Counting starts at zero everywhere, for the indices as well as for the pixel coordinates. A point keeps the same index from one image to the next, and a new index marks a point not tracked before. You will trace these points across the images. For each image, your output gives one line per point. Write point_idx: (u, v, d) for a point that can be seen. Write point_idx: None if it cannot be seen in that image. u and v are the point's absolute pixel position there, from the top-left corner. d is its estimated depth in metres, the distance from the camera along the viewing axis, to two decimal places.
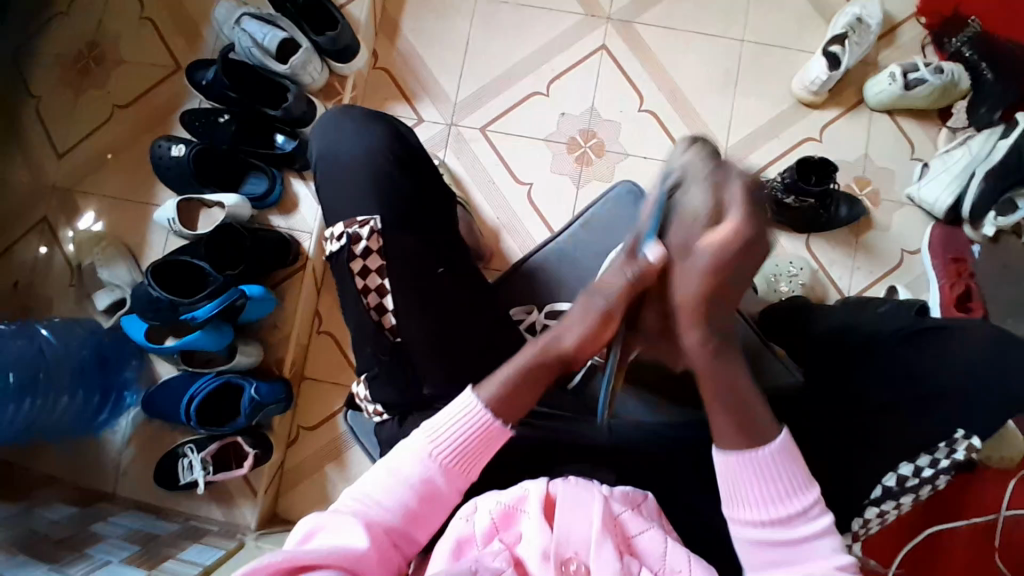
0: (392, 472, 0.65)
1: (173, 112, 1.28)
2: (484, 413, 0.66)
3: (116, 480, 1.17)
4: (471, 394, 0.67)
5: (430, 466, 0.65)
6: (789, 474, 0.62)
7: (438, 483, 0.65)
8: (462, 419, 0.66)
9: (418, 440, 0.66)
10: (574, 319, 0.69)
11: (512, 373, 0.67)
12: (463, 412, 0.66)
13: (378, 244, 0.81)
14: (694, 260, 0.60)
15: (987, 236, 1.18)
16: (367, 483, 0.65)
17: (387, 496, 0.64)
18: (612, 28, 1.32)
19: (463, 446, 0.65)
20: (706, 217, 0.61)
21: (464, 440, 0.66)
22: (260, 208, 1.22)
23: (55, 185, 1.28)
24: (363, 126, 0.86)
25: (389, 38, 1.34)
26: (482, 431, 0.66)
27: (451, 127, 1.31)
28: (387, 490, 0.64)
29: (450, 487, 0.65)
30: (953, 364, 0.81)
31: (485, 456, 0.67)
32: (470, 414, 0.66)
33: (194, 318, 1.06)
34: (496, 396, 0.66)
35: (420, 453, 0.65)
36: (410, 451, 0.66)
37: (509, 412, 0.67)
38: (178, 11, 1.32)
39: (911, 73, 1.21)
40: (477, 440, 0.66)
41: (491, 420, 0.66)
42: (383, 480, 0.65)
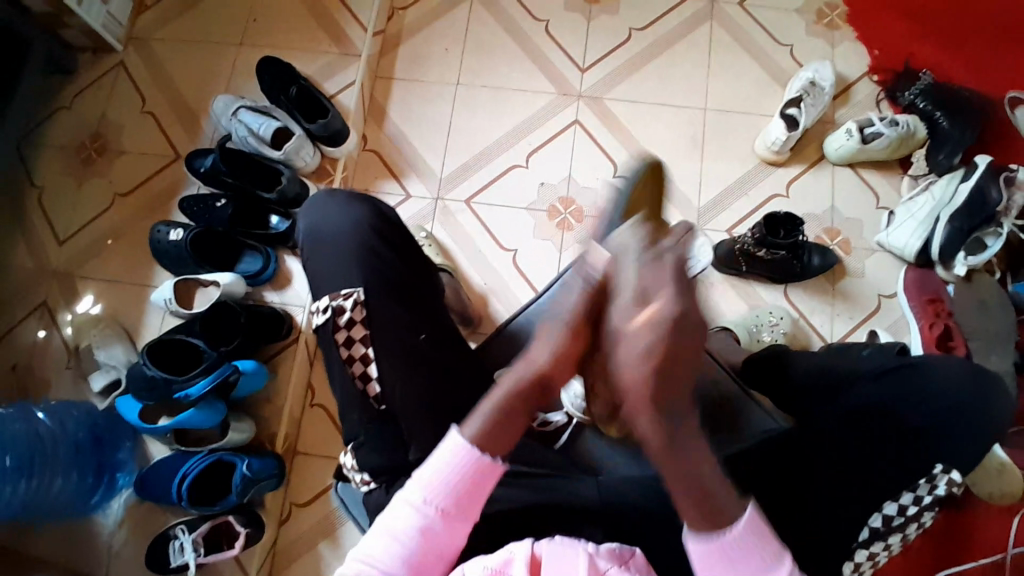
0: (392, 526, 0.66)
1: (171, 198, 1.36)
2: (471, 450, 0.65)
3: (108, 564, 1.14)
4: (457, 435, 0.66)
5: (427, 514, 0.66)
6: (758, 554, 0.62)
7: (437, 531, 0.66)
8: (453, 459, 0.66)
9: (412, 490, 0.67)
10: (545, 344, 0.65)
11: (491, 408, 0.65)
12: (449, 459, 0.66)
13: (361, 314, 0.84)
14: (641, 334, 0.55)
15: (959, 275, 1.23)
16: (366, 541, 0.67)
17: (390, 555, 0.65)
18: (584, 103, 1.42)
19: (456, 488, 0.66)
20: (633, 304, 0.56)
21: (454, 482, 0.66)
22: (254, 284, 1.26)
23: (56, 270, 1.32)
24: (348, 205, 0.91)
25: (377, 123, 1.44)
26: (470, 472, 0.65)
27: (437, 201, 1.38)
28: (386, 547, 0.65)
29: (450, 535, 0.66)
30: (930, 402, 0.83)
31: (482, 494, 0.67)
32: (459, 453, 0.65)
33: (188, 396, 1.07)
34: (479, 432, 0.65)
35: (415, 505, 0.66)
36: (406, 504, 0.66)
37: (500, 445, 0.66)
38: (179, 106, 1.42)
39: (867, 128, 1.30)
40: (470, 482, 0.66)
41: (479, 456, 0.65)
42: (383, 539, 0.66)
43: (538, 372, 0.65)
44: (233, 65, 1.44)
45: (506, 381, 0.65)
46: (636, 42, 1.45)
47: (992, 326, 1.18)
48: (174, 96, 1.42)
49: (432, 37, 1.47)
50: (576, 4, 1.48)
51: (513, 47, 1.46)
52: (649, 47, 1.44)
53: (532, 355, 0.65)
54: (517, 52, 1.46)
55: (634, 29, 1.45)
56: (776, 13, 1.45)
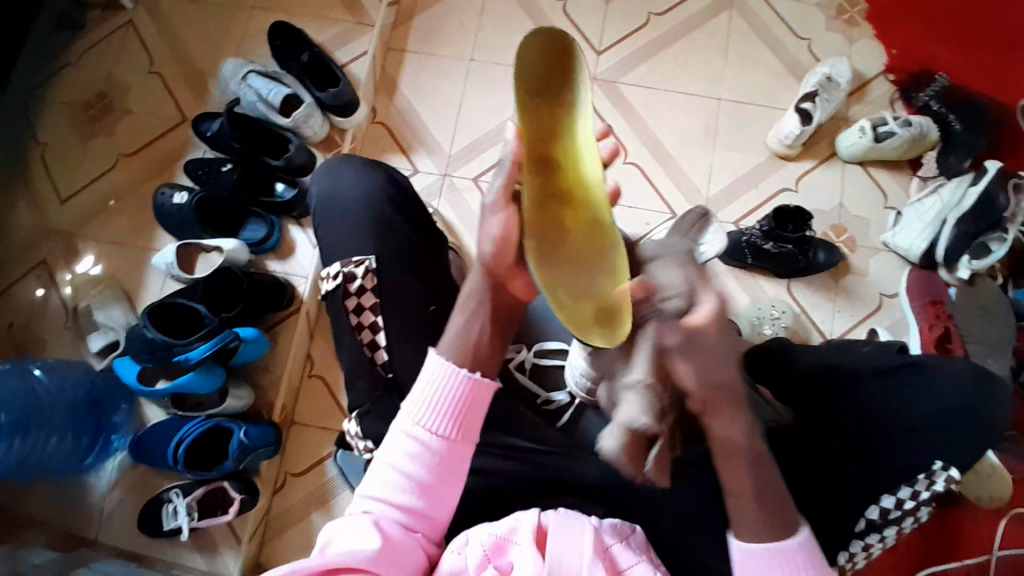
0: (393, 458, 0.68)
1: (177, 161, 1.34)
2: (456, 374, 0.70)
3: (100, 525, 1.14)
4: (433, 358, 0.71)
5: (426, 438, 0.68)
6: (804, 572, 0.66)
7: (438, 452, 0.68)
8: (441, 386, 0.70)
9: (406, 417, 0.70)
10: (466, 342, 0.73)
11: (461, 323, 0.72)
12: (437, 382, 0.70)
13: (372, 282, 0.84)
14: (691, 356, 0.61)
15: (962, 279, 1.23)
16: (372, 482, 0.69)
17: (396, 483, 0.68)
18: (598, 87, 1.41)
19: (450, 411, 0.69)
20: (671, 326, 0.60)
21: (448, 406, 0.69)
22: (258, 252, 1.25)
23: (56, 229, 1.31)
24: (360, 172, 0.90)
25: (388, 95, 1.42)
26: (460, 397, 0.69)
27: (445, 178, 1.37)
28: (393, 481, 0.68)
29: (451, 461, 0.69)
30: (929, 400, 0.84)
31: (475, 414, 0.70)
32: (445, 379, 0.70)
33: (188, 359, 1.07)
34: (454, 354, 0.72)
35: (410, 430, 0.69)
36: (404, 433, 0.69)
37: (479, 363, 0.72)
38: (187, 68, 1.39)
39: (880, 126, 1.29)
40: (462, 403, 0.70)
41: (466, 377, 0.70)
42: (389, 472, 0.68)
43: (488, 270, 0.72)
44: (244, 28, 1.41)
45: (468, 290, 0.74)
46: (654, 27, 1.43)
47: (994, 331, 1.18)
48: (182, 58, 1.40)
49: (448, 11, 1.45)
50: None
51: (527, 26, 1.44)
52: (667, 32, 1.42)
53: (471, 281, 0.74)
54: (531, 30, 1.43)
55: (652, 14, 1.43)
56: (797, 6, 1.43)
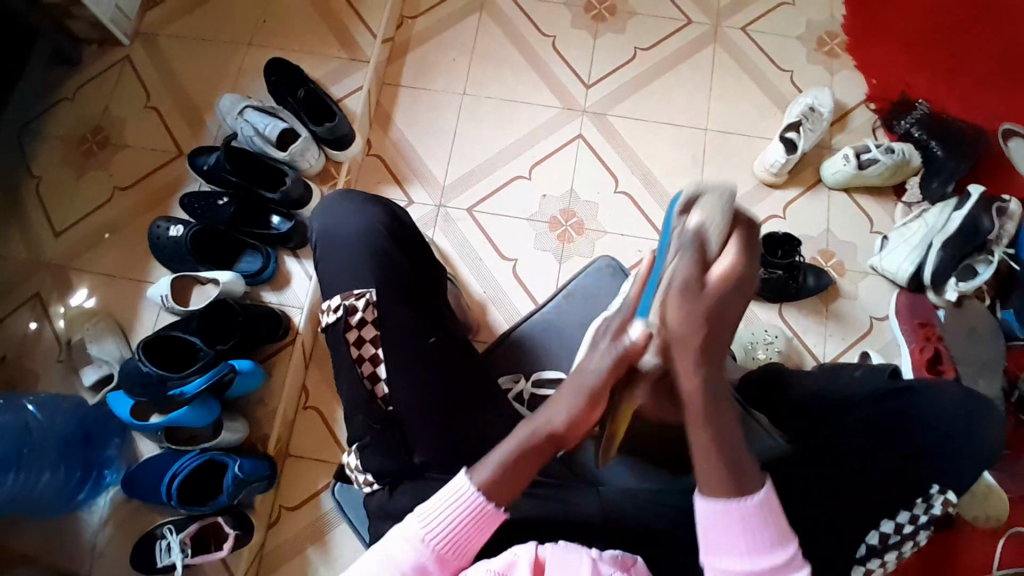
0: (388, 558, 0.66)
1: (173, 194, 1.35)
2: (478, 497, 0.68)
3: (91, 563, 1.11)
4: (464, 478, 0.69)
5: (425, 553, 0.67)
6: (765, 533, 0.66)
7: (432, 573, 0.67)
8: (458, 502, 0.68)
9: (412, 525, 0.68)
10: (487, 468, 0.69)
11: (503, 458, 0.69)
12: (460, 499, 0.68)
13: (372, 315, 0.84)
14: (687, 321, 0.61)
15: (949, 301, 1.26)
16: (356, 567, 0.67)
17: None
18: (588, 119, 1.44)
19: (458, 531, 0.67)
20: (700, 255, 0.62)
21: (459, 527, 0.67)
22: (253, 283, 1.26)
23: (51, 262, 1.31)
24: (360, 206, 0.92)
25: (383, 129, 1.45)
26: (476, 517, 0.68)
27: (440, 208, 1.39)
28: None
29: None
30: (928, 423, 0.85)
31: (480, 537, 0.68)
32: (465, 497, 0.68)
33: (183, 394, 1.07)
34: (487, 481, 0.68)
35: (414, 542, 0.67)
36: (405, 540, 0.67)
37: (502, 494, 0.68)
38: (185, 103, 1.42)
39: (864, 154, 1.33)
40: (471, 521, 0.68)
41: (485, 503, 0.68)
42: (377, 567, 0.66)
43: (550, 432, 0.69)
44: (241, 65, 1.44)
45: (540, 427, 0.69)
46: (641, 61, 1.47)
47: (983, 354, 1.19)
48: (180, 94, 1.42)
49: (441, 47, 1.49)
50: (582, 21, 1.50)
51: (519, 61, 1.48)
52: (654, 66, 1.47)
53: (557, 412, 0.70)
54: (523, 65, 1.48)
55: (640, 48, 1.48)
56: (777, 39, 1.48)
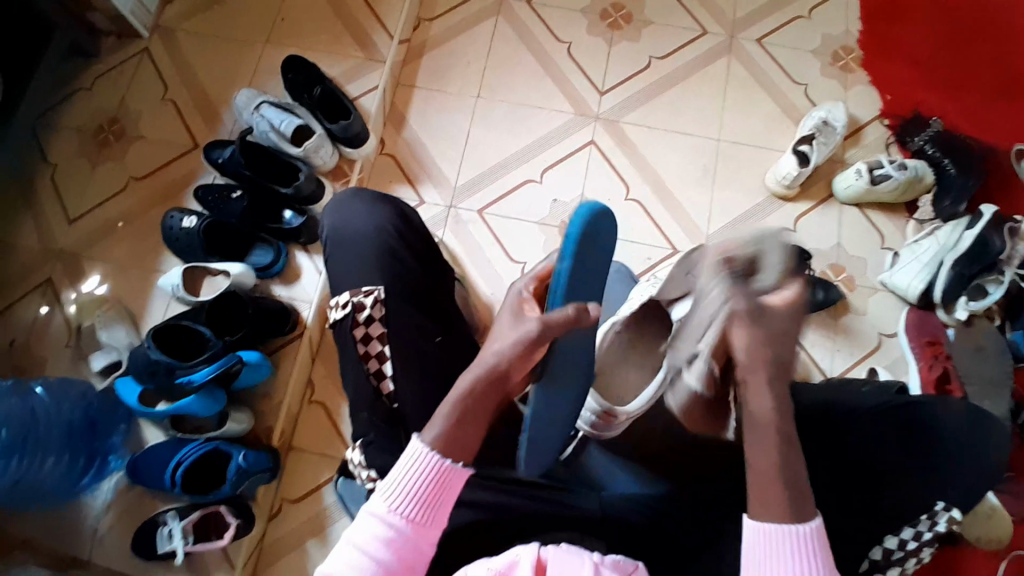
0: (359, 539, 0.65)
1: (187, 186, 1.37)
2: (433, 456, 0.67)
3: (91, 548, 1.12)
4: (416, 442, 0.68)
5: (395, 522, 0.66)
6: None
7: (406, 541, 0.66)
8: (415, 467, 0.67)
9: (377, 499, 0.67)
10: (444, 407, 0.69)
11: (451, 408, 0.69)
12: (413, 464, 0.67)
13: (381, 312, 0.84)
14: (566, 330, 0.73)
15: (960, 319, 1.25)
16: (332, 557, 0.66)
17: (361, 568, 0.64)
18: (600, 125, 1.45)
19: (421, 493, 0.67)
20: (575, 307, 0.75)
21: (419, 489, 0.67)
22: (263, 277, 1.27)
23: (64, 250, 1.32)
24: (372, 204, 0.93)
25: (396, 128, 1.46)
26: (434, 479, 0.67)
27: (451, 209, 1.40)
28: (353, 565, 0.64)
29: (418, 545, 0.67)
30: (934, 441, 0.84)
31: (446, 500, 0.68)
32: (420, 461, 0.67)
33: (190, 382, 1.07)
34: (439, 434, 0.68)
35: (382, 515, 0.66)
36: (372, 515, 0.66)
37: (456, 448, 0.68)
38: (202, 96, 1.44)
39: (876, 169, 1.33)
40: (434, 488, 0.67)
41: (442, 462, 0.67)
42: (351, 553, 0.65)
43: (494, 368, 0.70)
44: (259, 61, 1.46)
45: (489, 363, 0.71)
46: (655, 70, 1.48)
47: (991, 375, 1.19)
48: (197, 87, 1.44)
49: (456, 50, 1.50)
50: (598, 29, 1.51)
51: (534, 66, 1.49)
52: (668, 76, 1.47)
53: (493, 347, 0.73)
54: (537, 70, 1.48)
55: (654, 57, 1.49)
56: (793, 53, 1.48)
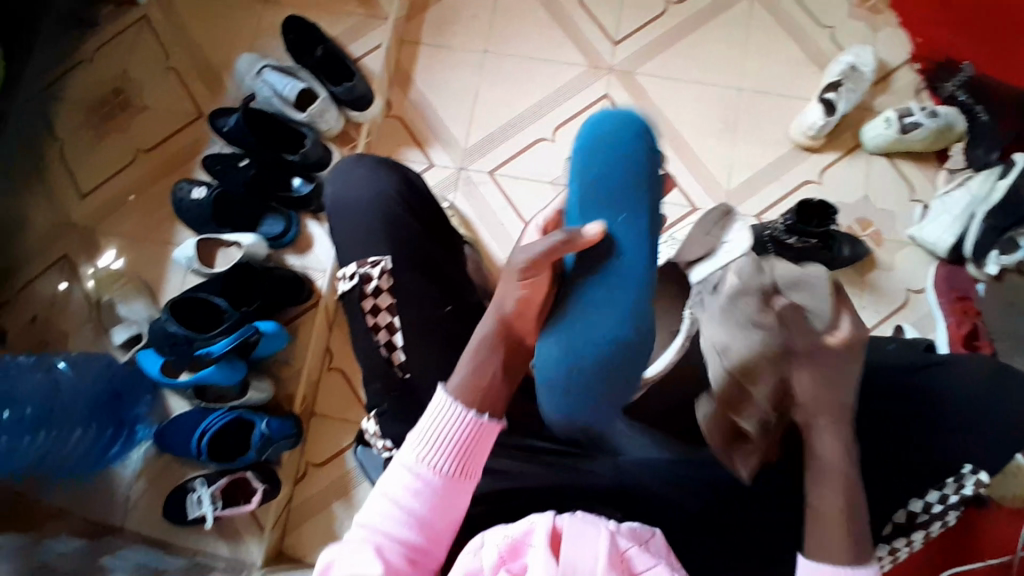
0: (391, 491, 0.67)
1: (194, 156, 1.35)
2: (461, 410, 0.68)
3: (125, 514, 1.16)
4: (443, 395, 0.69)
5: (425, 474, 0.67)
6: None
7: (438, 491, 0.67)
8: (443, 420, 0.68)
9: (407, 453, 0.68)
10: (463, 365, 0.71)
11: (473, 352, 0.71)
12: (440, 418, 0.68)
13: (388, 284, 0.83)
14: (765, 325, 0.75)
15: (989, 275, 1.19)
16: (367, 509, 0.68)
17: (394, 516, 0.66)
18: (613, 77, 1.38)
19: (451, 445, 0.67)
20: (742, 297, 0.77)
21: (448, 441, 0.67)
22: (276, 246, 1.26)
23: (78, 225, 1.32)
24: (374, 171, 0.90)
25: (402, 88, 1.41)
26: (462, 430, 0.68)
27: (461, 171, 1.36)
28: (388, 514, 0.67)
29: (451, 494, 0.68)
30: (964, 402, 0.81)
31: (477, 452, 0.69)
32: (448, 414, 0.68)
33: (211, 353, 1.08)
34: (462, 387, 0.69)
35: (412, 467, 0.67)
36: (403, 468, 0.68)
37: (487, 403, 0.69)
38: (203, 62, 1.40)
39: (907, 117, 1.26)
40: (463, 439, 0.68)
41: (471, 416, 0.68)
42: (385, 504, 0.67)
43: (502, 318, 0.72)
44: (258, 23, 1.41)
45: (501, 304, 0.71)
46: (671, 17, 1.40)
47: None
48: (198, 53, 1.40)
49: (461, 3, 1.43)
50: None
51: (543, 17, 1.42)
52: (685, 22, 1.39)
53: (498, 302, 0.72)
54: (546, 22, 1.41)
55: (670, 3, 1.40)
56: None
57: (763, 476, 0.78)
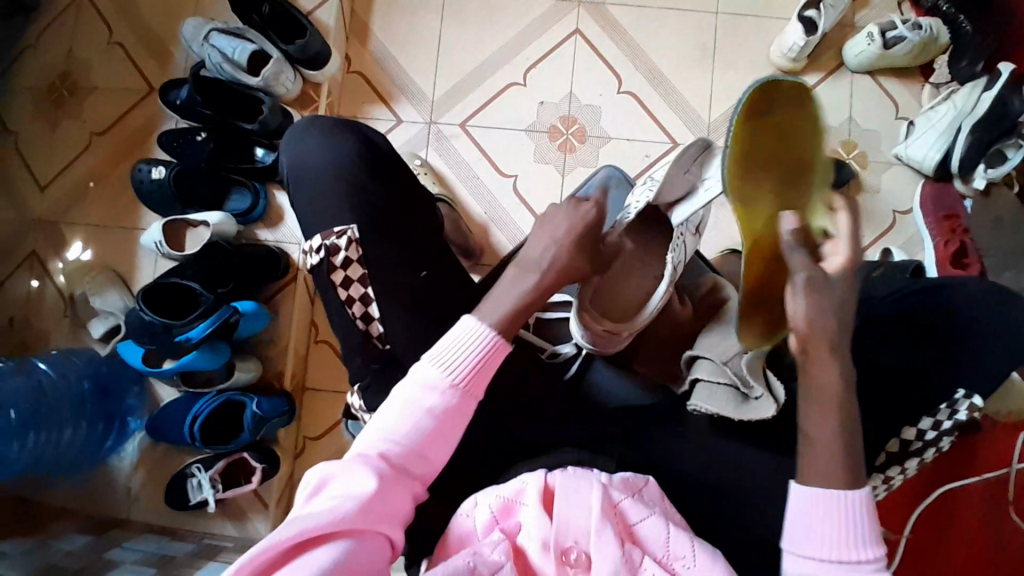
0: (404, 406, 0.64)
1: (149, 135, 1.28)
2: (489, 334, 0.66)
3: (128, 505, 1.17)
4: (473, 321, 0.66)
5: (444, 393, 0.64)
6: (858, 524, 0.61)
7: (454, 410, 0.64)
8: (469, 342, 0.65)
9: (427, 368, 0.65)
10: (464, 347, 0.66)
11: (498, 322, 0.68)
12: (466, 339, 0.65)
13: (356, 253, 0.80)
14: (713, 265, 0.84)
15: (977, 189, 1.18)
16: (375, 422, 0.64)
17: (404, 428, 0.63)
18: (584, 11, 1.31)
19: (474, 366, 0.65)
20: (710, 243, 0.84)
21: (471, 362, 0.65)
22: (246, 222, 1.22)
23: (41, 220, 1.27)
24: (332, 135, 0.85)
25: (360, 41, 1.33)
26: (485, 350, 0.65)
27: (431, 125, 1.30)
28: (398, 424, 0.63)
29: (462, 411, 0.64)
30: (953, 327, 0.81)
31: (492, 372, 0.66)
32: (476, 336, 0.66)
33: (189, 339, 1.05)
34: (497, 322, 0.67)
35: (431, 385, 0.64)
36: (422, 384, 0.64)
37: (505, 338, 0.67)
38: (145, 31, 1.31)
39: (890, 31, 1.19)
40: (485, 360, 0.65)
41: (496, 338, 0.66)
42: (397, 414, 0.63)
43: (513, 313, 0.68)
44: None
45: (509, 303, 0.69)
46: None
47: (1013, 245, 1.14)
48: (138, 22, 1.31)
49: None
50: None
51: None
52: None
53: (507, 295, 0.70)
54: None
55: None
56: None
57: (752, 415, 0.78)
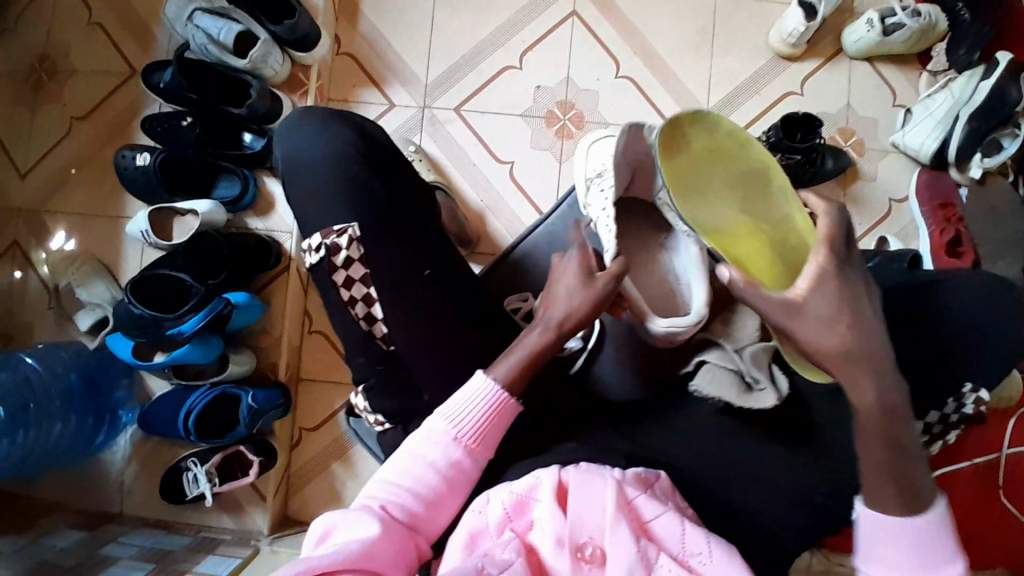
0: (412, 458, 0.67)
1: (132, 120, 1.23)
2: (497, 390, 0.69)
3: (122, 499, 1.16)
4: (484, 376, 0.70)
5: (452, 449, 0.67)
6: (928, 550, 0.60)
7: (462, 466, 0.68)
8: (476, 400, 0.69)
9: (437, 424, 0.68)
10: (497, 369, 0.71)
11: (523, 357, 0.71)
12: (474, 397, 0.69)
13: (358, 252, 0.77)
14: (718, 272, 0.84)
15: (973, 177, 1.18)
16: (383, 470, 0.67)
17: (411, 479, 0.66)
18: None
19: (481, 424, 0.68)
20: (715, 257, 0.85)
21: (478, 421, 0.68)
22: (235, 211, 1.18)
23: (21, 208, 1.22)
24: (328, 125, 0.82)
25: (350, 22, 1.28)
26: (492, 409, 0.69)
27: (425, 110, 1.27)
28: (407, 473, 0.66)
29: (468, 470, 0.68)
30: (953, 320, 0.81)
31: (499, 431, 0.70)
32: (483, 393, 0.69)
33: (182, 332, 1.03)
34: (509, 374, 0.70)
35: (441, 438, 0.67)
36: (434, 437, 0.68)
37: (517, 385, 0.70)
38: (124, 10, 1.25)
39: (889, 18, 1.18)
40: (492, 421, 0.69)
41: (503, 395, 0.69)
42: (406, 463, 0.67)
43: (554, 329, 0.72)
44: None
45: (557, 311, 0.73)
46: None
47: (1009, 233, 1.14)
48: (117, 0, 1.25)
49: None
50: None
51: None
52: None
53: (560, 305, 0.73)
54: None
55: None
56: None
57: (756, 410, 0.78)
